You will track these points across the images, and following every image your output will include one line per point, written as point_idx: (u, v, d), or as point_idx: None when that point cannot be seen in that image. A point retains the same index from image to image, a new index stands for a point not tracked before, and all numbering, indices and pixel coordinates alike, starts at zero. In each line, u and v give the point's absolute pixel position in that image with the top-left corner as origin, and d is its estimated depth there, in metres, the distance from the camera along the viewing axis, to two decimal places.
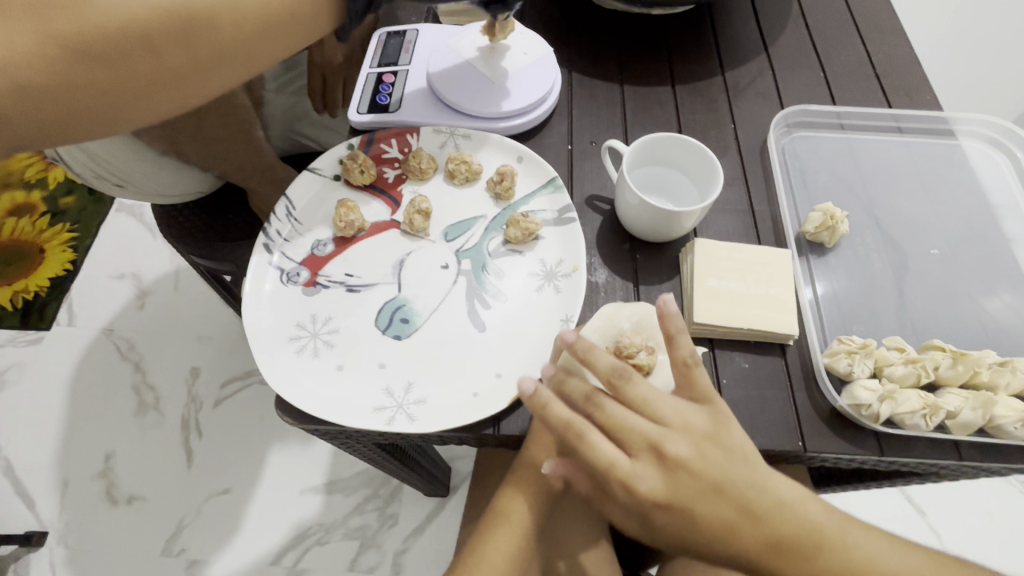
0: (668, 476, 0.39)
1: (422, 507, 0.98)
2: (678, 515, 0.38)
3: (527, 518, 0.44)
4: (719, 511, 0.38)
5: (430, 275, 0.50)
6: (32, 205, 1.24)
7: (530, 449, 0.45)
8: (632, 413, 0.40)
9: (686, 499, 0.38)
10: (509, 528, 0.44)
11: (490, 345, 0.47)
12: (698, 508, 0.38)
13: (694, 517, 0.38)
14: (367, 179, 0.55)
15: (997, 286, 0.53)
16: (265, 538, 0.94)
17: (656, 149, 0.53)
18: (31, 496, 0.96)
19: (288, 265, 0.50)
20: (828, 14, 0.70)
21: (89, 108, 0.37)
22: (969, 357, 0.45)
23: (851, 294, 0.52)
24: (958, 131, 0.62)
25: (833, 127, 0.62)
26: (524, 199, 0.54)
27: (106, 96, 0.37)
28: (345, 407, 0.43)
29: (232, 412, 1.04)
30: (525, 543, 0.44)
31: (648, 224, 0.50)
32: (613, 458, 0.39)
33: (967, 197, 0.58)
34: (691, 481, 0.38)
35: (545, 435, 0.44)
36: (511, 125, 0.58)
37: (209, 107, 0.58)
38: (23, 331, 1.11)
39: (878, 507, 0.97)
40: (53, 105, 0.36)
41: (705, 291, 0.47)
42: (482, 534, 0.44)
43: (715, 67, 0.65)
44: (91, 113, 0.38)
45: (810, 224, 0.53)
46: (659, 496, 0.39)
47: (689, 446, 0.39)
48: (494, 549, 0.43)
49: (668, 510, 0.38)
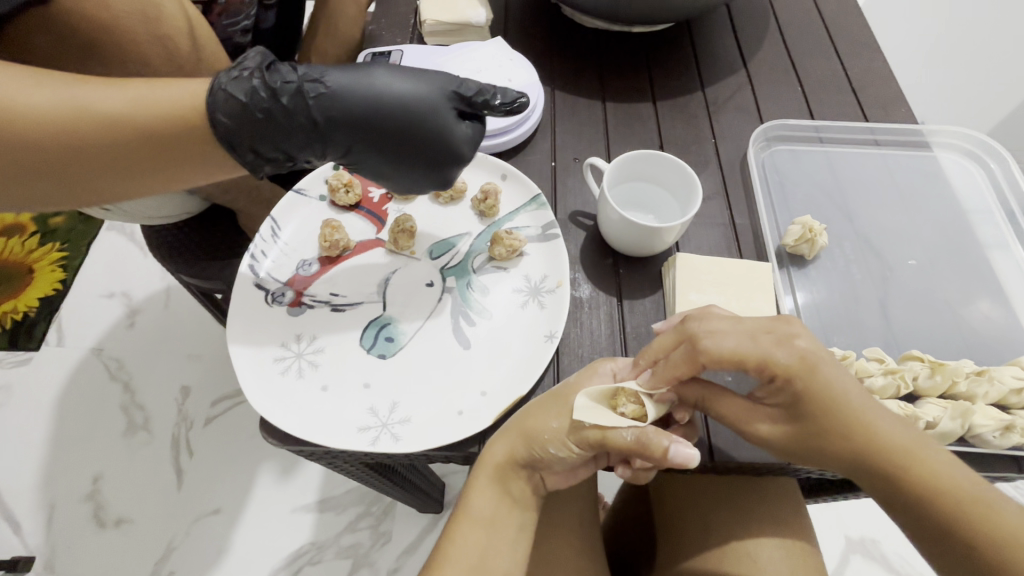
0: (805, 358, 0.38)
1: (414, 524, 0.97)
2: (837, 398, 0.37)
3: (486, 513, 0.43)
4: (840, 394, 0.38)
5: (414, 293, 0.50)
6: (21, 225, 1.24)
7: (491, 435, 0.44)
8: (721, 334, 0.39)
9: (834, 376, 0.38)
10: (473, 524, 0.43)
11: (474, 361, 0.47)
12: (846, 390, 0.38)
13: (855, 404, 0.38)
14: (352, 199, 0.55)
15: (977, 295, 0.54)
16: (255, 560, 0.93)
17: (636, 165, 0.54)
18: (17, 520, 0.95)
19: (273, 286, 0.50)
20: (804, 30, 0.71)
21: None
22: (946, 367, 0.45)
23: (831, 304, 0.52)
24: (933, 143, 0.63)
25: (811, 140, 0.63)
26: (507, 216, 0.55)
27: None
28: (329, 428, 0.43)
29: (223, 431, 1.03)
30: (489, 542, 0.42)
31: (629, 239, 0.50)
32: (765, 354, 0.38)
33: (943, 208, 0.59)
34: (827, 357, 0.39)
35: (511, 420, 0.43)
36: (493, 144, 0.59)
37: None
38: (11, 352, 1.10)
39: (872, 516, 0.97)
40: None
41: (687, 305, 0.48)
42: (449, 531, 0.43)
43: (695, 83, 0.66)
44: None
45: (790, 237, 0.54)
46: (821, 368, 0.38)
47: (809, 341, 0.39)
48: (455, 546, 0.42)
49: (825, 390, 0.38)
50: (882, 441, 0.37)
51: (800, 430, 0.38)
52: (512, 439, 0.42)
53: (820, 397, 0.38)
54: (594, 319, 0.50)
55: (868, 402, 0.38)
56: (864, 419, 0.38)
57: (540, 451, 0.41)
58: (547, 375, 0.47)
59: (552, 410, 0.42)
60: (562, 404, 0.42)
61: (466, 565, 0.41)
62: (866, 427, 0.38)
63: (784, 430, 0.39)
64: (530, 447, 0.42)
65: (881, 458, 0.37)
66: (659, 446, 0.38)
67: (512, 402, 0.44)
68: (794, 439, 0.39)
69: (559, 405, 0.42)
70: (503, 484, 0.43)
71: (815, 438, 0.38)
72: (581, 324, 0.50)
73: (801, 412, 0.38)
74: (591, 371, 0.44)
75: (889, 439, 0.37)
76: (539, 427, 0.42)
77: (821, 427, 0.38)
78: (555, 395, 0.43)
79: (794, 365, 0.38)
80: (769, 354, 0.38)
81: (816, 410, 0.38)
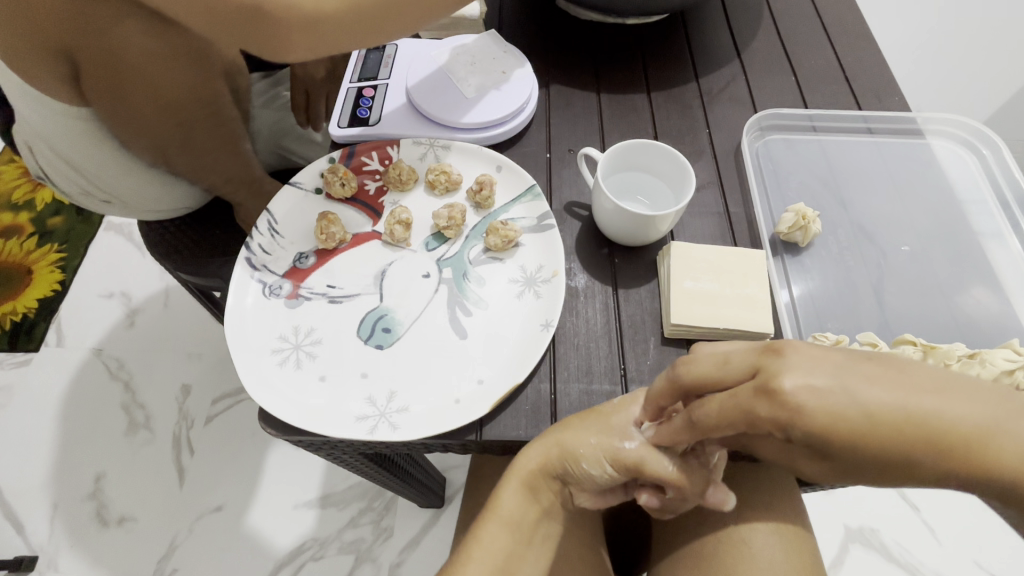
0: (788, 402, 0.29)
1: (417, 519, 0.97)
2: (857, 433, 0.28)
3: (512, 513, 0.44)
4: (854, 422, 0.28)
5: (411, 284, 0.51)
6: (19, 227, 1.24)
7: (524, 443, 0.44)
8: (705, 372, 0.34)
9: (846, 403, 0.28)
10: (499, 525, 0.43)
11: (470, 351, 0.47)
12: (869, 407, 0.28)
13: (884, 408, 0.29)
14: (348, 191, 0.56)
15: (971, 283, 0.54)
16: (259, 555, 0.93)
17: (629, 155, 0.54)
18: (20, 520, 0.95)
19: (270, 279, 0.51)
20: (798, 19, 0.72)
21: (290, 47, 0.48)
22: (937, 350, 0.46)
23: (824, 293, 0.53)
24: (927, 131, 0.64)
25: (805, 129, 0.64)
26: (503, 207, 0.55)
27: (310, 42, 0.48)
28: (329, 418, 0.44)
29: (226, 428, 1.04)
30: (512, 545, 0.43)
31: (624, 228, 0.51)
32: (748, 402, 0.30)
33: (937, 195, 0.60)
34: (833, 373, 0.29)
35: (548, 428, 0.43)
36: (486, 135, 0.59)
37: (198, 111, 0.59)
38: (11, 353, 1.10)
39: (870, 506, 0.98)
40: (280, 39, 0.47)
41: (682, 293, 0.48)
42: (474, 531, 0.44)
43: (689, 74, 0.66)
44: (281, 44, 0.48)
45: (783, 224, 0.54)
46: (819, 405, 0.28)
47: (801, 372, 0.29)
48: (481, 544, 0.43)
49: (842, 424, 0.28)
50: (962, 444, 0.29)
51: (844, 468, 0.31)
52: (545, 452, 0.42)
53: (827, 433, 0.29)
54: (590, 309, 0.51)
55: (913, 400, 0.29)
56: (913, 428, 0.28)
57: (573, 465, 0.41)
58: (543, 364, 0.48)
59: (590, 427, 0.41)
60: (605, 422, 0.41)
61: (489, 564, 0.42)
62: (915, 440, 0.28)
63: (828, 470, 0.32)
64: (563, 459, 0.41)
65: (969, 461, 0.29)
66: (697, 483, 0.39)
67: (508, 391, 0.45)
68: (842, 471, 0.31)
69: (602, 422, 0.41)
70: (530, 488, 0.43)
71: (862, 470, 0.30)
72: (577, 314, 0.50)
73: (829, 452, 0.30)
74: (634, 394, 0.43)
75: (944, 427, 0.28)
76: (576, 441, 0.41)
77: (859, 464, 0.30)
78: (598, 412, 0.42)
79: (780, 414, 0.29)
80: (751, 410, 0.30)
81: (842, 448, 0.29)
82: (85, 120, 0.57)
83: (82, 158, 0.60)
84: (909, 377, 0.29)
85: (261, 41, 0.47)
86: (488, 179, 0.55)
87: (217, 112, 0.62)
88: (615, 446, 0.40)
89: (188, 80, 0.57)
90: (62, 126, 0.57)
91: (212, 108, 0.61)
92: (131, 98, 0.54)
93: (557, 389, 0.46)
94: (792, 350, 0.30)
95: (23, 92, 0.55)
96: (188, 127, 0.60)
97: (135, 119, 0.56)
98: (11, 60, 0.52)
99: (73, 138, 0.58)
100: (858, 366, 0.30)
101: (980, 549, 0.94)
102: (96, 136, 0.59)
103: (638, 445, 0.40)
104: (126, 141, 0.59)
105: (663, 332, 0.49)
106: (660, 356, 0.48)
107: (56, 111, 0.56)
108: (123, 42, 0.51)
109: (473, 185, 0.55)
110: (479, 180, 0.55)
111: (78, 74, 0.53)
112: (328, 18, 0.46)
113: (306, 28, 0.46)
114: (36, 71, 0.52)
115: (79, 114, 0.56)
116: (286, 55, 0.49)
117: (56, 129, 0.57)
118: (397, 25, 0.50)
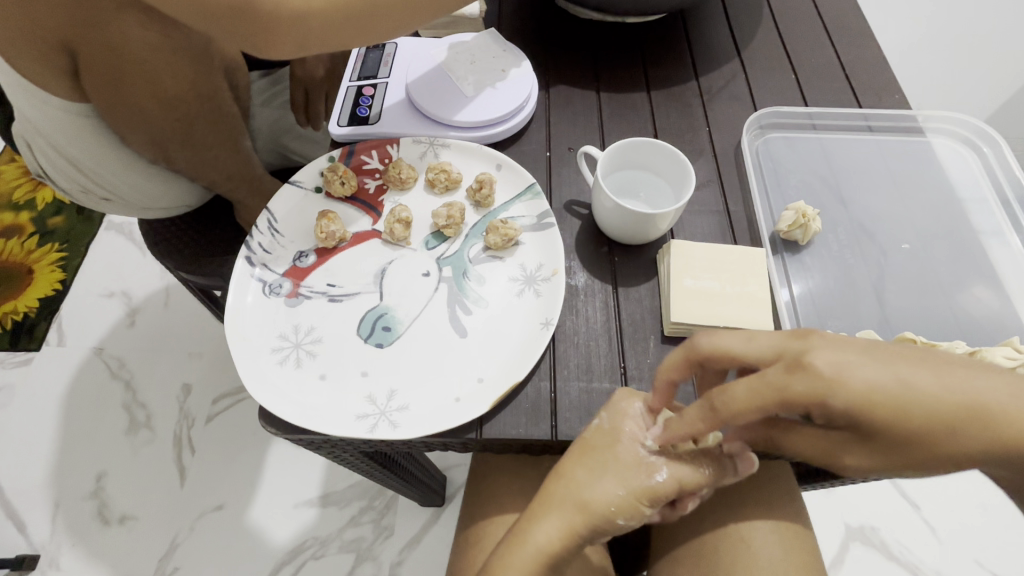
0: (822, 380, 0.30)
1: (418, 518, 0.98)
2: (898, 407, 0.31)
3: None
4: (891, 398, 0.31)
5: (410, 284, 0.51)
6: (20, 227, 1.24)
7: (532, 505, 0.42)
8: (732, 347, 0.35)
9: (877, 374, 0.31)
10: None
11: (470, 349, 0.47)
12: (907, 383, 0.31)
13: (918, 382, 0.31)
14: (348, 190, 0.56)
15: (971, 280, 0.54)
16: (261, 553, 0.93)
17: (630, 153, 0.54)
18: (22, 519, 0.95)
19: (270, 277, 0.51)
20: (798, 18, 0.71)
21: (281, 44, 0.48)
22: (937, 348, 0.47)
23: (824, 291, 0.53)
24: (927, 129, 0.64)
25: (805, 128, 0.64)
26: (503, 206, 0.55)
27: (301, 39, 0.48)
28: (329, 417, 0.44)
29: (227, 427, 1.04)
30: None
31: (624, 226, 0.51)
32: (781, 380, 0.31)
33: (937, 193, 0.60)
34: (863, 354, 0.31)
35: (553, 487, 0.41)
36: (485, 134, 0.59)
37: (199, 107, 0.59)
38: (12, 352, 1.10)
39: (870, 505, 0.98)
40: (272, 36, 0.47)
41: (682, 291, 0.48)
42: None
43: (689, 72, 0.66)
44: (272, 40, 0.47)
45: (783, 222, 0.54)
46: (856, 378, 0.31)
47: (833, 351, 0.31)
48: None
49: (878, 400, 0.31)
50: (992, 419, 0.31)
51: (882, 446, 0.32)
52: (572, 519, 0.40)
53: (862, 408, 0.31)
54: (589, 307, 0.51)
55: (939, 377, 0.31)
56: (944, 402, 0.31)
57: (606, 524, 0.39)
58: (543, 362, 0.48)
59: (603, 479, 0.40)
60: (619, 463, 0.40)
61: None
62: (943, 416, 0.31)
63: (865, 453, 0.34)
64: (587, 520, 0.39)
65: (1004, 437, 0.31)
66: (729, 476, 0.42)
67: (508, 389, 0.45)
68: (880, 451, 0.33)
69: (618, 469, 0.40)
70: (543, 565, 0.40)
71: (902, 447, 0.32)
72: (577, 312, 0.50)
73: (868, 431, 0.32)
74: (621, 418, 0.41)
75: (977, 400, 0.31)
76: (597, 498, 0.39)
77: (897, 443, 0.32)
78: (602, 453, 0.41)
79: (815, 392, 0.30)
80: (785, 388, 0.31)
81: (881, 426, 0.31)
82: (85, 116, 0.57)
83: (82, 155, 0.60)
84: (931, 359, 0.32)
85: (256, 39, 0.47)
86: (488, 177, 0.55)
87: (218, 108, 0.61)
88: (644, 486, 0.39)
89: (189, 75, 0.56)
90: (60, 121, 0.57)
91: (213, 104, 0.60)
92: (131, 93, 0.54)
93: (556, 387, 0.46)
94: (820, 334, 0.33)
95: (19, 85, 0.55)
96: (187, 122, 0.59)
97: (134, 115, 0.56)
98: (10, 56, 0.52)
99: (72, 135, 0.58)
100: (884, 347, 0.32)
101: (981, 548, 0.94)
102: (95, 131, 0.59)
103: (667, 475, 0.40)
104: (126, 137, 0.59)
105: (663, 331, 0.49)
106: (660, 354, 0.48)
107: (54, 106, 0.55)
108: (124, 36, 0.51)
109: (474, 183, 0.55)
110: (481, 179, 0.55)
111: (78, 67, 0.53)
112: (318, 13, 0.46)
113: (300, 21, 0.46)
114: (35, 63, 0.51)
115: (79, 109, 0.56)
116: (272, 49, 0.49)
117: (56, 125, 0.57)
118: (386, 26, 0.51)
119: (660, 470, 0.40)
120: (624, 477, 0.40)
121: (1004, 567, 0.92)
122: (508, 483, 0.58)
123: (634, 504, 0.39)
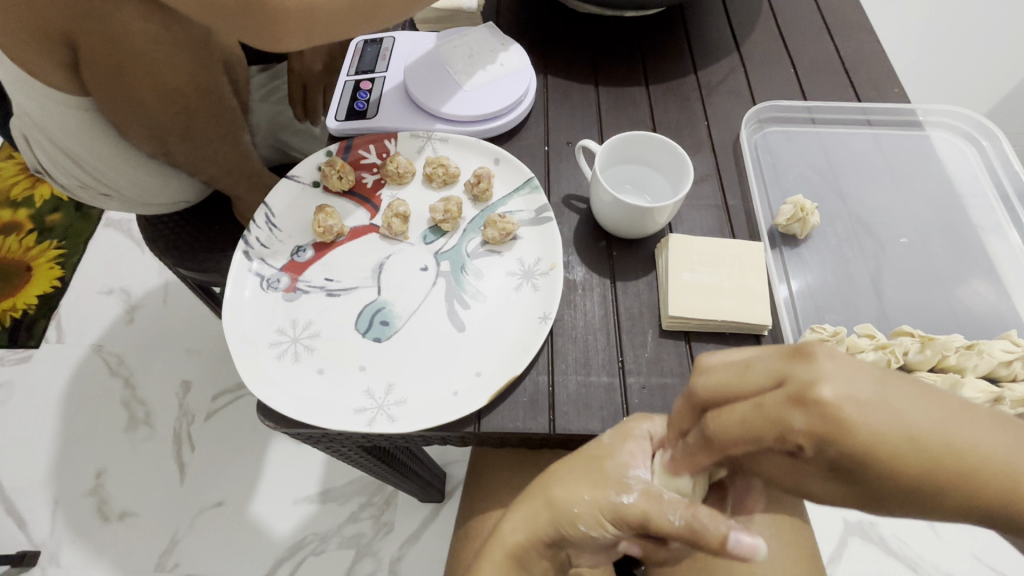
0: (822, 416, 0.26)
1: (417, 513, 0.98)
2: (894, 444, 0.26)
3: None
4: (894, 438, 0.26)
5: (408, 278, 0.51)
6: (19, 223, 1.24)
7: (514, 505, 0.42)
8: (726, 373, 0.30)
9: (886, 414, 0.26)
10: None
11: (468, 343, 0.47)
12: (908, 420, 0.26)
13: (917, 421, 0.26)
14: (345, 184, 0.55)
15: (970, 275, 0.54)
16: (261, 548, 0.94)
17: (628, 148, 0.54)
18: (23, 516, 0.95)
19: (268, 272, 0.51)
20: (797, 11, 0.71)
21: (282, 37, 0.48)
22: (936, 341, 0.45)
23: (823, 286, 0.53)
24: (926, 123, 0.64)
25: (804, 121, 0.63)
26: (501, 201, 0.55)
27: (303, 33, 0.48)
28: (325, 409, 0.44)
29: (226, 424, 1.04)
30: None
31: (621, 220, 0.51)
32: (781, 410, 0.27)
33: (935, 186, 0.60)
34: (868, 380, 0.27)
35: (534, 486, 0.42)
36: (483, 128, 0.59)
37: (199, 101, 0.59)
38: (12, 350, 1.10)
39: None
40: (273, 30, 0.47)
41: (680, 285, 0.48)
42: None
43: (688, 66, 0.66)
44: (272, 34, 0.47)
45: (782, 216, 0.54)
46: (860, 412, 0.26)
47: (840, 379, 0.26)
48: None
49: (882, 443, 0.26)
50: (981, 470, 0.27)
51: (866, 494, 0.28)
52: (538, 514, 0.40)
53: (864, 450, 0.26)
54: (588, 301, 0.51)
55: (946, 422, 0.27)
56: (945, 451, 0.27)
57: (567, 527, 0.38)
58: (541, 356, 0.48)
59: (573, 482, 0.38)
60: (599, 474, 0.38)
61: None
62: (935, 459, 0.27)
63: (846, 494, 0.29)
64: (550, 521, 0.39)
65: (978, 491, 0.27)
66: (715, 533, 0.30)
67: (507, 383, 0.44)
68: (863, 499, 0.29)
69: (596, 475, 0.38)
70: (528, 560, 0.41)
71: (886, 496, 0.28)
72: (575, 307, 0.50)
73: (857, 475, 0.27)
74: (627, 435, 0.39)
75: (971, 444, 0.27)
76: (561, 499, 0.38)
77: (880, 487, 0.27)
78: (592, 461, 0.39)
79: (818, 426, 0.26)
80: (785, 421, 0.27)
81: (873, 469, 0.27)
82: (83, 109, 0.57)
83: (80, 149, 0.60)
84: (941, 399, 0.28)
85: (257, 32, 0.47)
86: (487, 172, 0.55)
87: (218, 101, 0.61)
88: (609, 501, 0.36)
89: (189, 67, 0.56)
90: (59, 115, 0.57)
91: (213, 97, 0.60)
92: (132, 86, 0.54)
93: (555, 381, 0.46)
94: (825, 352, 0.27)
95: (18, 79, 0.55)
96: (190, 115, 0.59)
97: (136, 108, 0.56)
98: (9, 49, 0.52)
99: (70, 129, 0.58)
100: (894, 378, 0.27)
101: (979, 542, 0.94)
102: (93, 126, 0.58)
103: (635, 497, 0.35)
104: (126, 131, 0.59)
105: (661, 325, 0.49)
106: (658, 348, 0.48)
107: (54, 100, 0.55)
108: (125, 28, 0.51)
109: (471, 178, 0.55)
110: (479, 175, 0.54)
111: (81, 61, 0.52)
112: (322, 8, 0.46)
113: (302, 16, 0.46)
114: (34, 54, 0.51)
115: (79, 103, 0.56)
116: (272, 42, 0.49)
117: (54, 119, 0.57)
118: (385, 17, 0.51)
119: (628, 492, 0.35)
120: (591, 484, 0.37)
121: (1002, 562, 0.92)
122: (506, 478, 0.58)
123: (599, 515, 0.36)
